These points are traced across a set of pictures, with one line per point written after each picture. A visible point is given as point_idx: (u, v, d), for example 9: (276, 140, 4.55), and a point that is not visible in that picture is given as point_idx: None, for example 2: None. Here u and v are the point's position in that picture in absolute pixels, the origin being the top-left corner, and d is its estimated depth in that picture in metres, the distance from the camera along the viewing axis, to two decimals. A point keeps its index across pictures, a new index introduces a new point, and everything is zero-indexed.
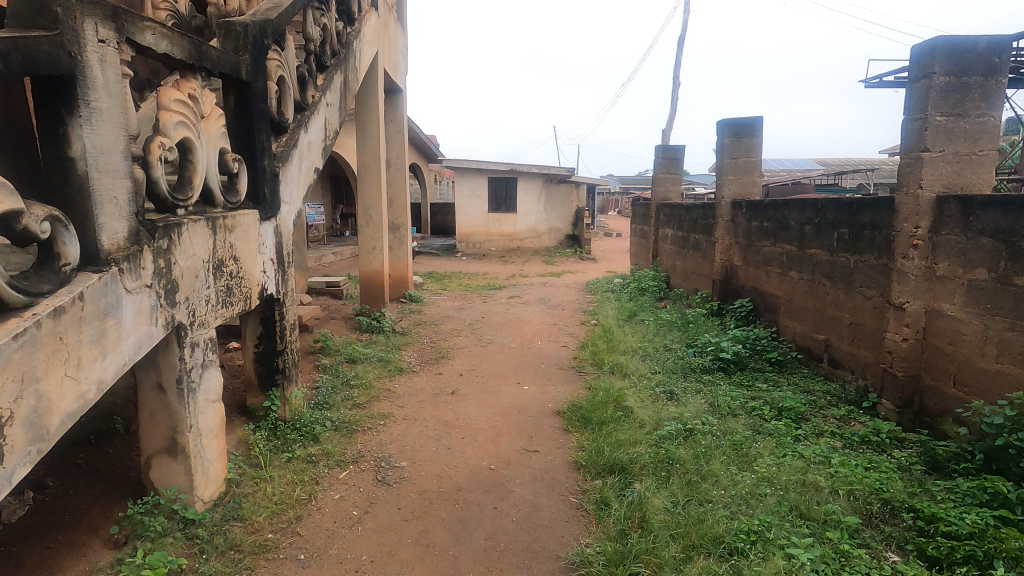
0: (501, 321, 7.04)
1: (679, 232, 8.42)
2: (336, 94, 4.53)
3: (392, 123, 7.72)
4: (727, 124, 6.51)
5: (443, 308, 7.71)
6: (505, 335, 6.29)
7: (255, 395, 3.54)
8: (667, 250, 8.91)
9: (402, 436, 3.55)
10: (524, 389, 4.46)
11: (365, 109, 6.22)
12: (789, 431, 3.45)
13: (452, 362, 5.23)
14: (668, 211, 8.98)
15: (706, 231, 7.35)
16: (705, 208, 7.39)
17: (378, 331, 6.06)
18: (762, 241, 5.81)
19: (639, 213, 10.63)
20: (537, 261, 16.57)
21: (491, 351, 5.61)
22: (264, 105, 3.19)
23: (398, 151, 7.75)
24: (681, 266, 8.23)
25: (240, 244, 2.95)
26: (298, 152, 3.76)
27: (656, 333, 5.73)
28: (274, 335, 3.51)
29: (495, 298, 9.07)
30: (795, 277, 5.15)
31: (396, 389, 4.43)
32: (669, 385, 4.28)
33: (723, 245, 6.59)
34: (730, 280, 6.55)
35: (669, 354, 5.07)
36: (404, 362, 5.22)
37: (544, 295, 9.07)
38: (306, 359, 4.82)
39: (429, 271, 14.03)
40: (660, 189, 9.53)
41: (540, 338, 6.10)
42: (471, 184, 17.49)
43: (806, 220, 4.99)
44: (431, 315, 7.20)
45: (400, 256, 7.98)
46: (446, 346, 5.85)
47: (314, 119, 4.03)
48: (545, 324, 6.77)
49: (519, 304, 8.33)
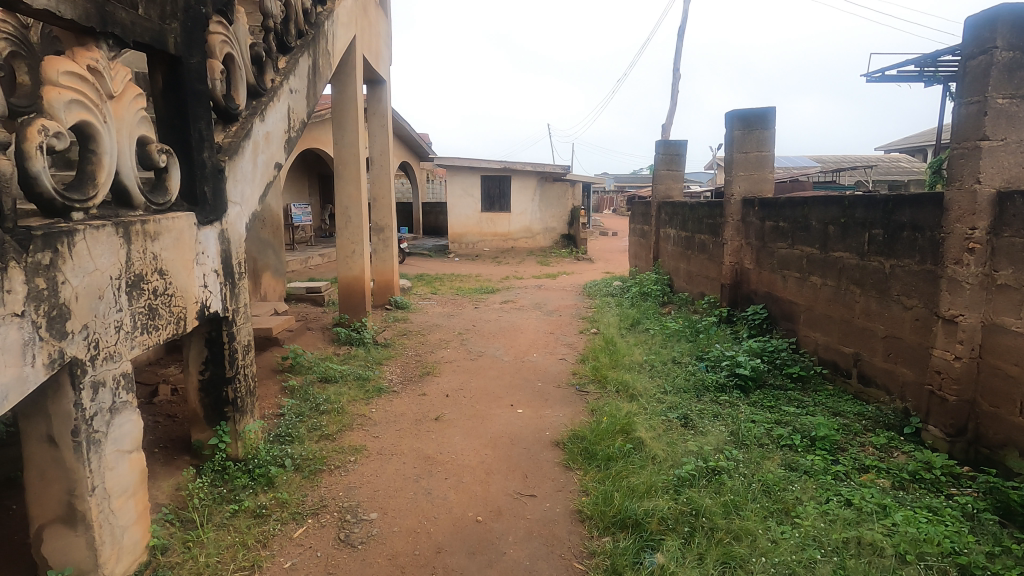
0: (493, 330, 6.52)
1: (683, 231, 7.92)
2: (302, 80, 3.99)
3: (375, 118, 7.18)
4: (737, 115, 6.01)
5: (432, 316, 7.19)
6: (498, 346, 5.76)
7: (201, 430, 3.00)
8: (669, 251, 8.41)
9: (375, 477, 3.03)
10: (518, 413, 3.95)
11: (343, 99, 5.66)
12: (829, 469, 2.95)
13: (439, 379, 4.72)
14: (670, 210, 8.48)
15: (712, 232, 6.85)
16: (711, 207, 6.90)
17: (358, 343, 5.53)
18: (778, 242, 5.31)
19: (638, 212, 10.13)
20: (531, 262, 16.06)
21: (481, 365, 5.10)
22: (203, 86, 2.66)
23: (382, 148, 7.21)
24: (685, 268, 7.73)
25: (170, 255, 2.42)
26: (252, 144, 3.21)
27: (662, 345, 5.23)
28: (222, 360, 2.97)
29: (487, 303, 8.55)
30: (817, 282, 4.66)
31: (372, 414, 3.91)
32: (683, 409, 3.78)
33: (733, 247, 6.09)
34: (741, 284, 6.05)
35: (679, 369, 4.57)
36: (385, 380, 4.70)
37: (539, 300, 8.56)
38: (274, 379, 4.29)
39: (420, 274, 13.50)
40: (661, 187, 9.03)
41: (536, 350, 5.59)
42: (464, 183, 16.95)
43: (830, 220, 4.50)
44: (418, 324, 6.67)
45: (385, 260, 7.44)
46: (432, 360, 5.33)
47: (273, 107, 3.49)
48: (542, 334, 6.26)
49: (513, 310, 7.83)
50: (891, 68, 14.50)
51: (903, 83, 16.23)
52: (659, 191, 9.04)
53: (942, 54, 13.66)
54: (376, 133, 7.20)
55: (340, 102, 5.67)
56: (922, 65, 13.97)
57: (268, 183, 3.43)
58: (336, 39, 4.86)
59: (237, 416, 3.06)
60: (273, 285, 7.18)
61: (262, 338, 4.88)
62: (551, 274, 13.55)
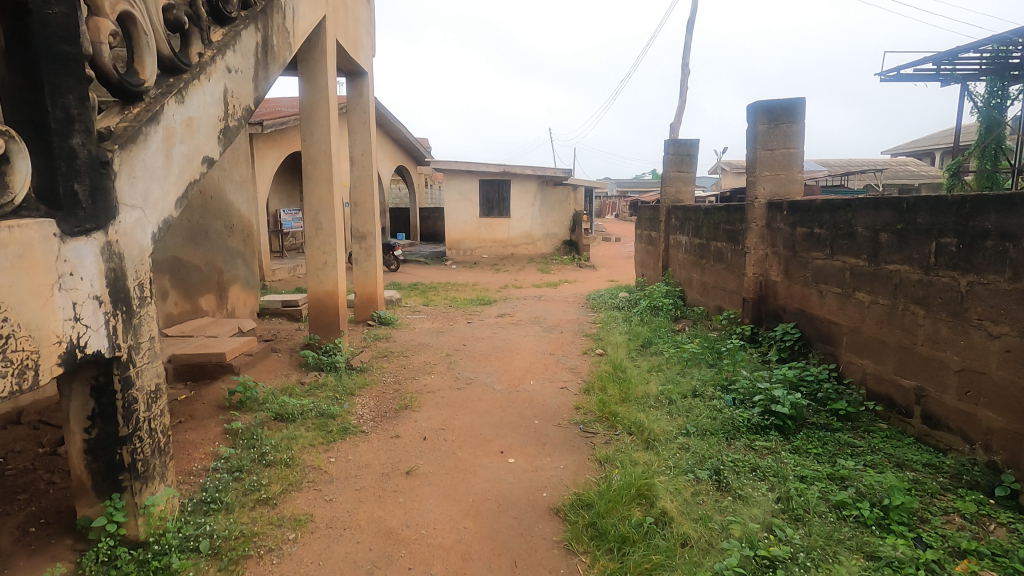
0: (486, 349, 5.81)
1: (696, 238, 7.20)
2: (247, 59, 3.29)
3: (356, 113, 6.50)
4: (761, 107, 5.28)
5: (420, 333, 6.48)
6: (490, 370, 5.05)
7: (87, 506, 2.28)
8: (681, 260, 7.70)
9: (316, 567, 2.30)
10: (510, 463, 3.23)
11: (312, 90, 4.95)
12: (916, 555, 2.21)
13: (417, 415, 4.00)
14: (681, 215, 7.77)
15: (731, 239, 6.14)
16: (730, 211, 6.18)
17: (329, 368, 4.82)
18: (813, 251, 4.60)
19: (646, 217, 9.41)
20: (532, 270, 15.38)
21: (469, 396, 4.39)
22: (74, 49, 1.95)
23: (364, 147, 6.52)
24: (699, 279, 7.01)
25: (5, 279, 1.70)
26: (163, 133, 2.49)
27: (680, 371, 4.50)
28: (114, 414, 2.24)
29: (482, 316, 7.85)
30: (865, 300, 3.94)
31: (330, 464, 3.19)
32: (712, 461, 3.05)
33: (757, 257, 5.39)
34: (766, 299, 5.33)
35: (703, 405, 3.83)
36: (354, 416, 3.98)
37: (539, 313, 7.85)
38: (218, 419, 3.58)
39: (414, 283, 12.84)
40: (671, 190, 8.32)
41: (533, 376, 4.88)
42: (461, 188, 16.29)
43: (882, 226, 3.78)
44: (402, 343, 5.96)
45: (368, 270, 6.75)
46: (413, 388, 4.62)
47: (199, 87, 2.78)
48: (540, 355, 5.54)
49: (510, 324, 7.13)
50: (908, 66, 13.83)
51: (918, 82, 15.54)
52: (669, 194, 8.33)
53: (962, 51, 13.00)
54: (356, 130, 6.52)
55: (309, 93, 4.96)
56: (939, 62, 13.31)
57: (190, 182, 2.71)
58: (298, 16, 4.16)
59: (137, 486, 2.33)
60: (244, 299, 6.50)
61: (214, 365, 4.29)
62: (552, 283, 12.84)
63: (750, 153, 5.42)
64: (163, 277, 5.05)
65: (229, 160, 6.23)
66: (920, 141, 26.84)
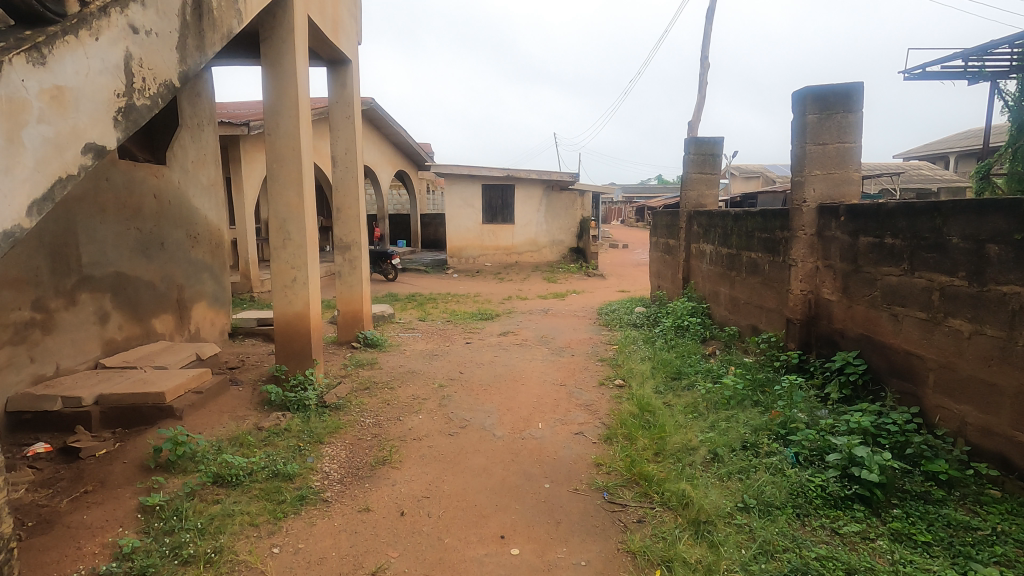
0: (486, 378, 4.99)
1: (724, 247, 6.37)
2: (168, 20, 2.50)
3: (337, 108, 5.73)
4: (810, 93, 4.47)
5: (410, 357, 5.66)
6: (491, 407, 4.22)
7: None
8: (706, 273, 6.88)
9: None
10: (512, 557, 2.40)
11: (277, 76, 4.14)
12: None
13: (396, 475, 3.17)
14: (705, 222, 6.95)
15: (769, 249, 5.32)
16: (767, 217, 5.36)
17: (296, 408, 4.01)
18: (883, 265, 3.77)
19: (662, 223, 8.59)
20: (538, 279, 14.57)
21: (463, 445, 3.57)
22: None
23: (347, 146, 5.75)
24: (728, 294, 6.19)
25: None
26: (1, 105, 1.70)
27: (723, 415, 3.66)
28: None
29: (483, 335, 7.04)
30: (964, 329, 3.10)
31: (270, 560, 2.37)
32: (790, 558, 2.22)
33: (806, 271, 4.57)
34: (817, 320, 4.51)
35: (760, 466, 2.99)
36: (318, 476, 3.17)
37: (546, 331, 7.03)
38: (135, 488, 2.77)
39: (413, 293, 12.07)
40: (693, 194, 7.49)
41: (542, 415, 4.06)
42: (463, 193, 15.55)
43: (989, 236, 2.96)
44: (388, 371, 5.14)
45: (353, 285, 5.95)
46: (395, 432, 3.81)
47: (78, 46, 1.99)
48: (550, 386, 4.72)
49: (514, 345, 6.31)
50: (935, 63, 13.03)
51: (945, 80, 14.67)
52: (690, 198, 7.51)
53: (993, 46, 12.19)
54: (339, 127, 5.74)
55: (274, 80, 4.15)
56: (968, 58, 12.47)
57: (58, 179, 1.91)
58: None
59: None
60: (210, 319, 5.72)
61: (149, 408, 3.50)
62: (558, 294, 12.03)
63: (797, 148, 4.61)
64: (102, 296, 4.25)
65: (193, 161, 5.45)
66: (937, 143, 25.93)
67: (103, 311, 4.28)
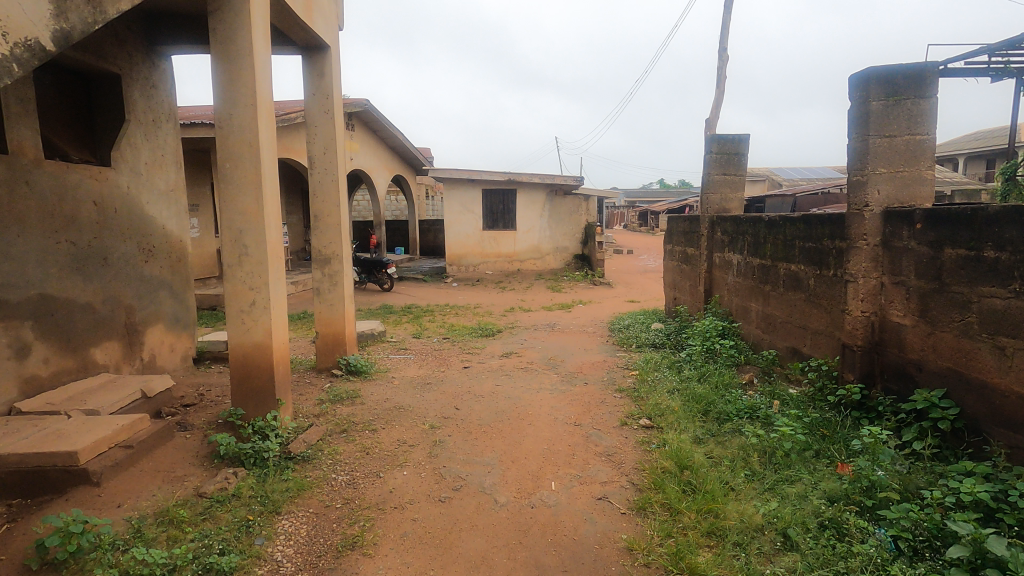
0: (486, 415, 4.24)
1: (756, 258, 5.63)
2: None
3: (314, 101, 4.99)
4: (871, 74, 3.72)
5: (399, 386, 4.90)
6: (492, 457, 3.46)
7: None
8: (733, 286, 6.12)
9: None
10: None
11: (228, 55, 3.37)
12: None
13: (367, 569, 2.41)
14: (732, 229, 6.20)
15: (814, 261, 4.58)
16: (811, 224, 4.63)
17: (252, 462, 3.25)
18: (981, 284, 3.02)
19: (679, 230, 7.84)
20: (542, 288, 13.83)
21: (456, 517, 2.80)
22: None
23: (326, 145, 5.01)
24: (763, 311, 5.43)
25: None
26: None
27: (785, 476, 2.90)
28: None
29: (484, 356, 6.29)
30: None
31: None
32: None
33: (868, 289, 3.82)
34: (885, 349, 3.76)
35: (853, 561, 2.22)
36: (264, 569, 2.40)
37: (554, 351, 6.28)
38: None
39: (409, 305, 11.32)
40: (715, 197, 6.76)
41: (555, 470, 3.30)
42: (462, 198, 14.83)
43: None
44: (371, 406, 4.37)
45: (334, 304, 5.20)
46: (372, 496, 3.04)
47: None
48: (562, 426, 3.96)
49: (518, 370, 5.55)
50: (959, 58, 12.25)
51: (968, 77, 13.92)
52: (713, 201, 6.77)
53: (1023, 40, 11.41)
54: (317, 123, 5.02)
55: (225, 60, 3.37)
56: (995, 52, 11.71)
57: None
58: None
59: None
60: (169, 344, 4.98)
61: (57, 473, 2.75)
62: (564, 305, 11.27)
63: (855, 142, 3.86)
64: (20, 324, 3.52)
65: (147, 163, 4.74)
66: (951, 144, 25.16)
67: (23, 343, 3.54)
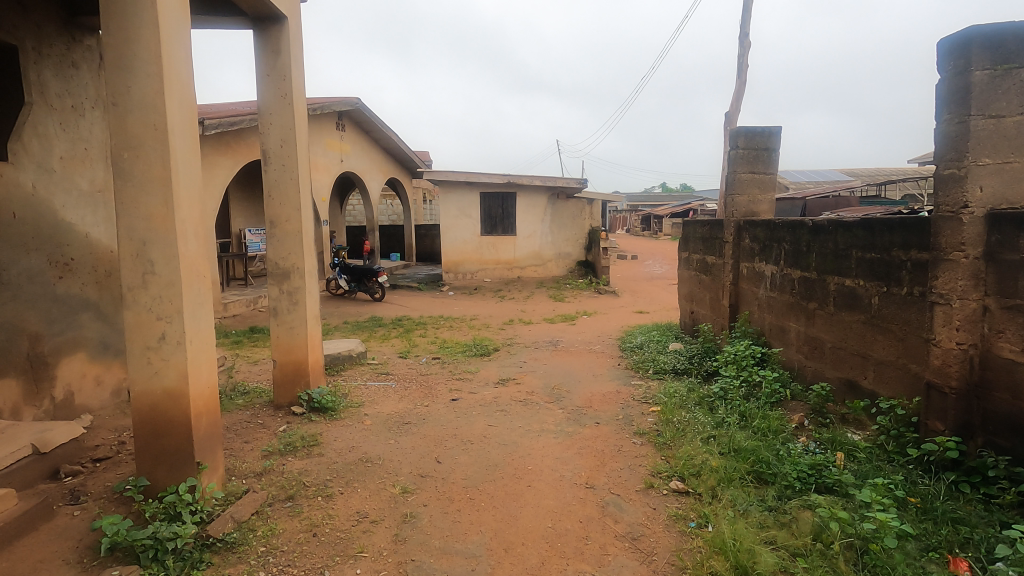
0: (475, 470, 3.37)
1: (796, 270, 4.78)
2: None
3: (269, 84, 4.14)
4: (967, 38, 2.87)
5: (370, 428, 4.02)
6: (478, 545, 2.59)
7: None
8: (767, 301, 5.26)
9: None
10: None
11: (122, 6, 2.50)
12: None
13: None
14: (764, 235, 5.34)
15: (879, 275, 3.72)
16: (874, 230, 3.77)
17: (151, 557, 2.37)
18: None
19: (698, 236, 6.98)
20: (543, 297, 12.97)
21: None
22: None
23: (283, 136, 4.17)
24: (807, 333, 4.57)
25: None
26: None
27: None
28: None
29: (477, 383, 5.42)
30: None
31: None
32: None
33: (966, 314, 2.96)
34: (991, 394, 2.89)
35: None
36: None
37: (558, 378, 5.41)
38: None
39: (400, 318, 10.46)
40: (742, 198, 5.90)
41: (563, 565, 2.43)
42: (459, 202, 14.02)
43: None
44: (330, 459, 3.49)
45: (294, 328, 4.33)
46: None
47: None
48: (570, 491, 3.09)
49: (516, 403, 4.68)
50: None
51: None
52: (739, 203, 5.91)
53: None
54: (273, 110, 4.16)
55: (117, 11, 2.51)
56: None
57: None
58: None
59: None
60: (94, 377, 4.11)
61: None
62: (568, 316, 10.42)
63: (946, 125, 3.00)
64: None
65: (62, 158, 3.89)
66: None
67: None
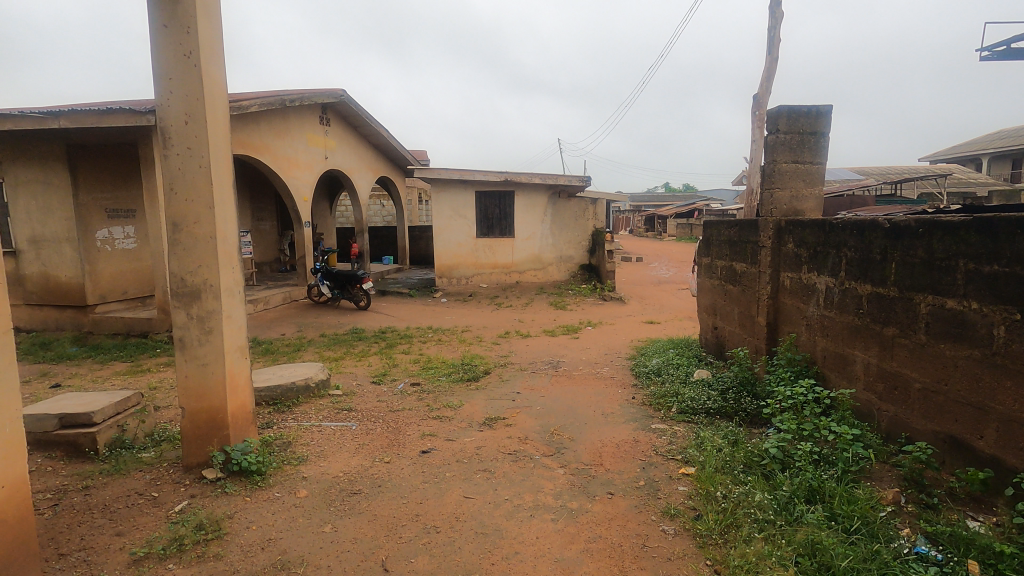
0: None
1: (864, 284, 3.69)
2: None
3: (167, 38, 3.06)
4: None
5: (303, 506, 2.95)
6: None
7: None
8: (820, 322, 4.18)
9: None
10: None
11: None
12: None
13: None
14: (816, 239, 4.26)
15: (1009, 297, 2.64)
16: (1000, 234, 2.69)
17: None
18: None
19: (723, 238, 5.92)
20: (543, 304, 11.90)
21: None
22: None
23: (188, 110, 3.11)
24: (883, 368, 3.49)
25: None
26: None
27: None
28: None
29: (459, 424, 4.35)
30: None
31: None
32: None
33: None
34: None
35: None
36: None
37: (559, 418, 4.34)
38: None
39: (383, 330, 9.40)
40: (784, 193, 4.84)
41: None
42: (453, 202, 12.98)
43: None
44: (229, 566, 2.41)
45: (209, 366, 3.26)
46: None
47: None
48: None
49: (505, 459, 3.60)
50: None
51: None
52: (780, 199, 4.85)
53: None
54: (174, 73, 3.10)
55: None
56: None
57: None
58: None
59: None
60: None
61: None
62: (570, 327, 9.34)
63: None
64: None
65: None
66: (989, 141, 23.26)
67: None
